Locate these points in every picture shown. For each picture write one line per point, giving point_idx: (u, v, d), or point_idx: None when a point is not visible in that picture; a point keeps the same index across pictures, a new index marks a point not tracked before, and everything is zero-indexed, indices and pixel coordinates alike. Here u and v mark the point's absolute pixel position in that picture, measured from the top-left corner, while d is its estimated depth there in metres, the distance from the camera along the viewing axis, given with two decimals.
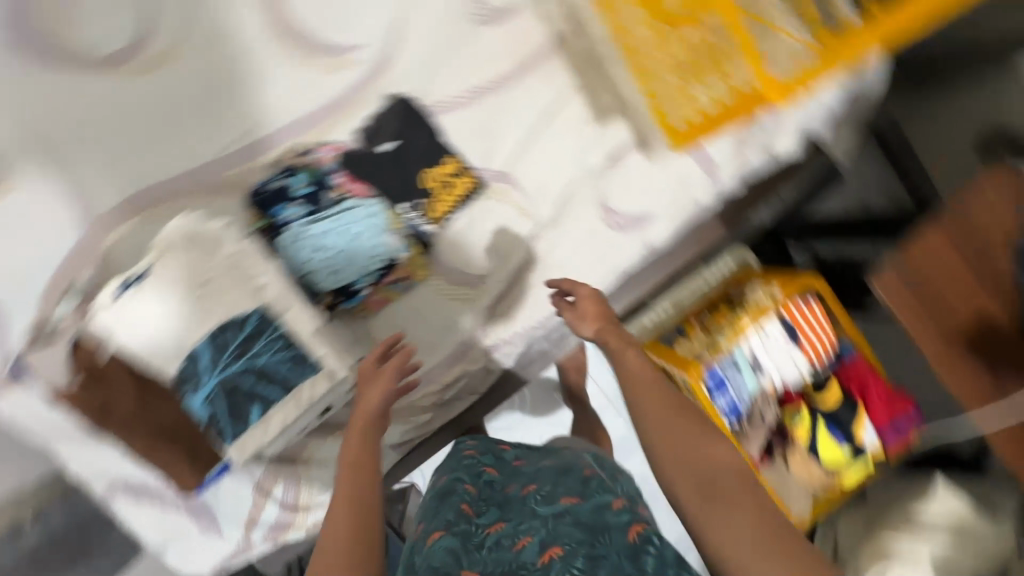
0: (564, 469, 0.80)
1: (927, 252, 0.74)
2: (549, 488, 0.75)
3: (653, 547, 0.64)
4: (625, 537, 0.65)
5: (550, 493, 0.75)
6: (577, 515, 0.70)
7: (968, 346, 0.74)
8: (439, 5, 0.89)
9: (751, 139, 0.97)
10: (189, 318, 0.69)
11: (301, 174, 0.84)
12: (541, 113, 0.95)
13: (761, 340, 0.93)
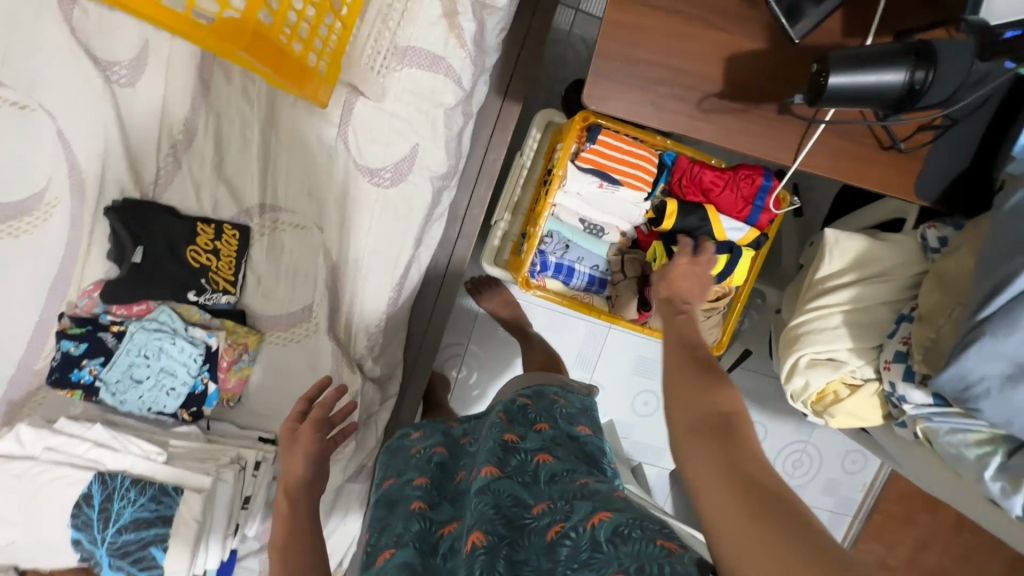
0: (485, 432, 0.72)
1: (630, 37, 0.60)
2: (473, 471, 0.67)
3: (569, 542, 0.54)
4: (542, 539, 0.56)
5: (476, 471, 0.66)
6: (497, 490, 0.61)
7: (741, 98, 0.62)
8: (79, 96, 0.82)
9: (456, 9, 0.84)
10: (49, 517, 0.74)
11: (66, 337, 0.83)
12: (249, 126, 0.87)
13: (582, 203, 0.84)
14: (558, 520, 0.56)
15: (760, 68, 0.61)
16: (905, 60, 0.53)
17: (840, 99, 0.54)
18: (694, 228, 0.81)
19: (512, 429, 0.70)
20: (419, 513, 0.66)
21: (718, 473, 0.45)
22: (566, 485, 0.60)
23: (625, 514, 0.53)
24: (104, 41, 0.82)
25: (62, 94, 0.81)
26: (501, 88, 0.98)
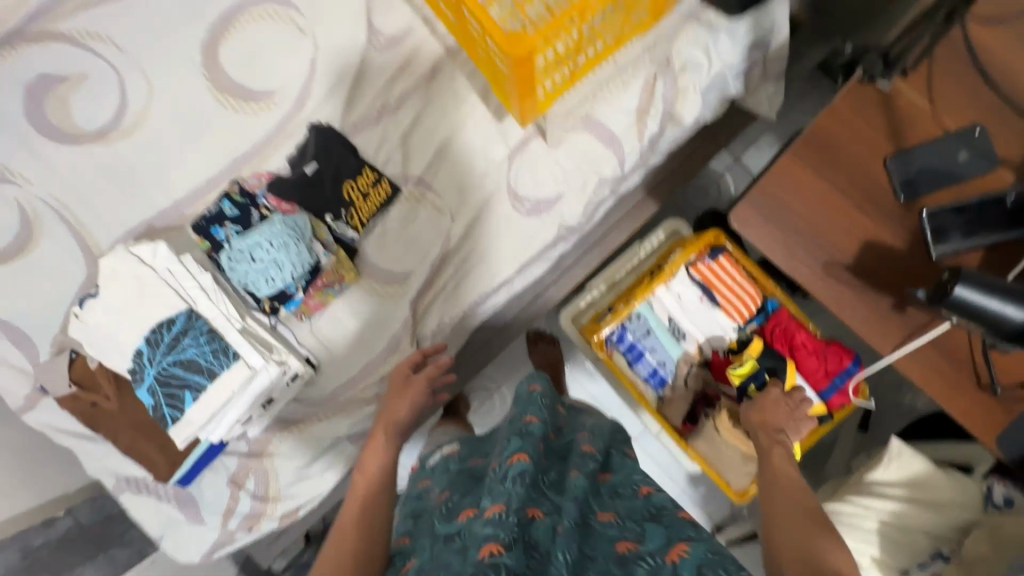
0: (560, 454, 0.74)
1: (792, 179, 0.69)
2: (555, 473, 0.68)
3: (646, 563, 0.56)
4: (612, 547, 0.58)
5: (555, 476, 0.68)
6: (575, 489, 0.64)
7: (862, 278, 0.68)
8: (344, 42, 1.03)
9: (649, 109, 0.99)
10: (138, 322, 0.85)
11: (229, 199, 0.99)
12: (446, 116, 1.03)
13: (677, 305, 0.90)
14: (629, 538, 0.59)
15: (891, 264, 0.68)
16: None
17: (955, 306, 0.60)
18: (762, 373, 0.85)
19: (590, 441, 0.75)
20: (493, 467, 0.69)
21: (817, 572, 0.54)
22: (629, 502, 0.65)
23: (705, 549, 0.56)
24: (383, 14, 1.03)
25: (334, 37, 1.03)
26: (650, 185, 1.10)
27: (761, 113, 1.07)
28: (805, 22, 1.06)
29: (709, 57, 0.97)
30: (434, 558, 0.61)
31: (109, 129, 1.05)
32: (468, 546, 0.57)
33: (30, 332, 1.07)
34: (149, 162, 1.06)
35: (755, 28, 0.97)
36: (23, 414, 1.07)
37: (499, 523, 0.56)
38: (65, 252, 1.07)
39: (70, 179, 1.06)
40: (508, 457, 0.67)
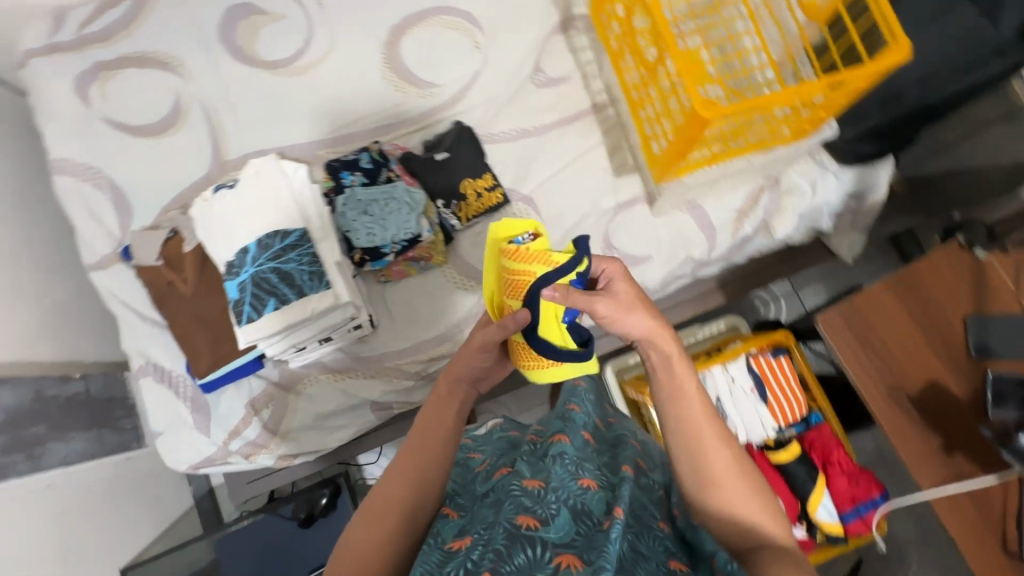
0: (617, 442, 0.79)
1: (878, 305, 0.77)
2: (610, 458, 0.75)
3: None
4: (666, 560, 0.62)
5: (611, 461, 0.74)
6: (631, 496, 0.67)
7: (920, 412, 0.74)
8: (509, 68, 1.17)
9: (749, 213, 1.09)
10: (255, 222, 0.91)
11: (369, 153, 1.07)
12: (571, 157, 1.14)
13: (733, 389, 0.94)
14: (680, 557, 0.64)
15: (947, 408, 0.74)
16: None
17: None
18: (790, 477, 0.88)
19: (637, 442, 0.80)
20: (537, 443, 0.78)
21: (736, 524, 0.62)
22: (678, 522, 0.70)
23: None
24: (550, 60, 1.18)
25: (503, 63, 1.18)
26: (724, 281, 1.19)
27: (839, 254, 1.18)
28: (898, 194, 1.19)
29: (815, 189, 1.08)
30: (475, 512, 0.69)
31: (283, 65, 1.18)
32: (506, 503, 0.65)
33: (134, 203, 1.14)
34: (305, 103, 1.18)
35: (858, 181, 1.09)
36: (93, 272, 1.11)
37: (537, 500, 0.64)
38: (197, 149, 1.17)
39: (232, 92, 1.18)
40: (552, 437, 0.76)
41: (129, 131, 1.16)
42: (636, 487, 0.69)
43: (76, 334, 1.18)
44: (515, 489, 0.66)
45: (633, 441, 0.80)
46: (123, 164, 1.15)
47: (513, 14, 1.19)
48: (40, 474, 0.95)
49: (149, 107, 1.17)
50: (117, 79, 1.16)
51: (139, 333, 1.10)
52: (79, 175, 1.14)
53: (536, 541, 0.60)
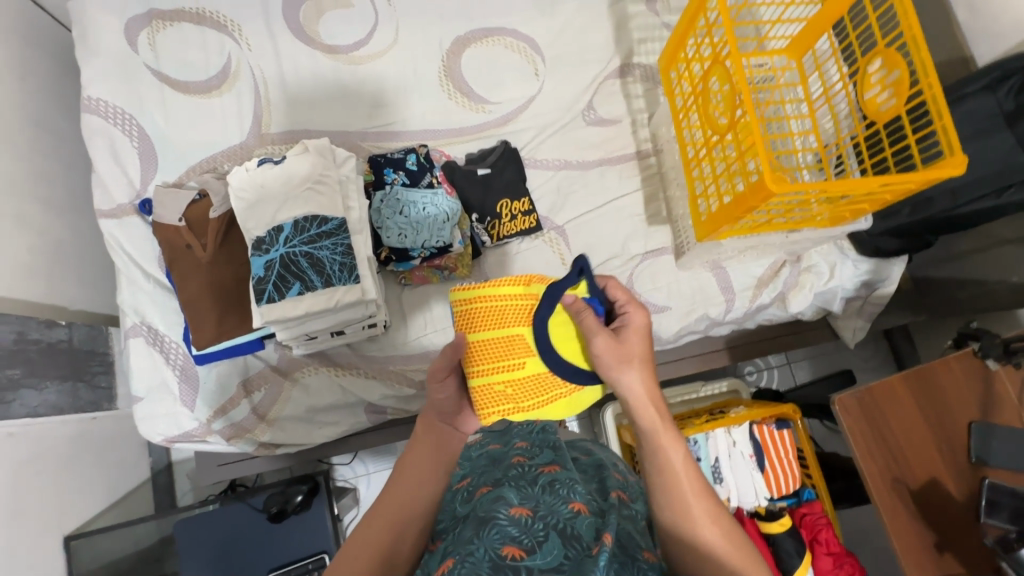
0: (602, 472, 0.73)
1: (893, 397, 0.79)
2: (594, 483, 0.68)
3: None
4: None
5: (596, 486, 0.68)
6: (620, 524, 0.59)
7: (917, 506, 0.76)
8: (563, 100, 1.20)
9: (768, 283, 1.13)
10: (293, 200, 0.88)
11: (416, 155, 1.07)
12: (608, 197, 1.16)
13: (733, 451, 0.96)
14: None
15: (942, 507, 0.76)
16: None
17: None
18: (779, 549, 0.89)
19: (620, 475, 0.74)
20: (520, 462, 0.70)
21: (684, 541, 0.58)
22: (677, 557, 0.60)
23: None
24: (603, 100, 1.21)
25: (558, 94, 1.20)
26: (731, 343, 1.21)
27: (842, 337, 1.22)
28: (904, 290, 1.24)
29: (832, 272, 1.13)
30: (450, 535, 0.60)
31: (342, 52, 1.18)
32: (489, 527, 0.55)
33: (160, 156, 1.11)
34: (356, 93, 1.18)
35: (873, 271, 1.14)
36: (103, 218, 1.06)
37: (525, 529, 0.55)
38: (238, 115, 1.15)
39: (286, 67, 1.17)
40: (538, 464, 0.70)
41: (172, 84, 1.13)
42: (621, 518, 0.61)
43: (65, 279, 1.11)
44: (500, 517, 0.56)
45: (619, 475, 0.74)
46: (158, 115, 1.12)
47: (575, 50, 1.22)
48: (7, 420, 0.89)
49: (197, 65, 1.14)
50: (170, 31, 1.14)
51: (139, 289, 1.05)
52: (109, 116, 1.09)
53: (521, 571, 0.50)
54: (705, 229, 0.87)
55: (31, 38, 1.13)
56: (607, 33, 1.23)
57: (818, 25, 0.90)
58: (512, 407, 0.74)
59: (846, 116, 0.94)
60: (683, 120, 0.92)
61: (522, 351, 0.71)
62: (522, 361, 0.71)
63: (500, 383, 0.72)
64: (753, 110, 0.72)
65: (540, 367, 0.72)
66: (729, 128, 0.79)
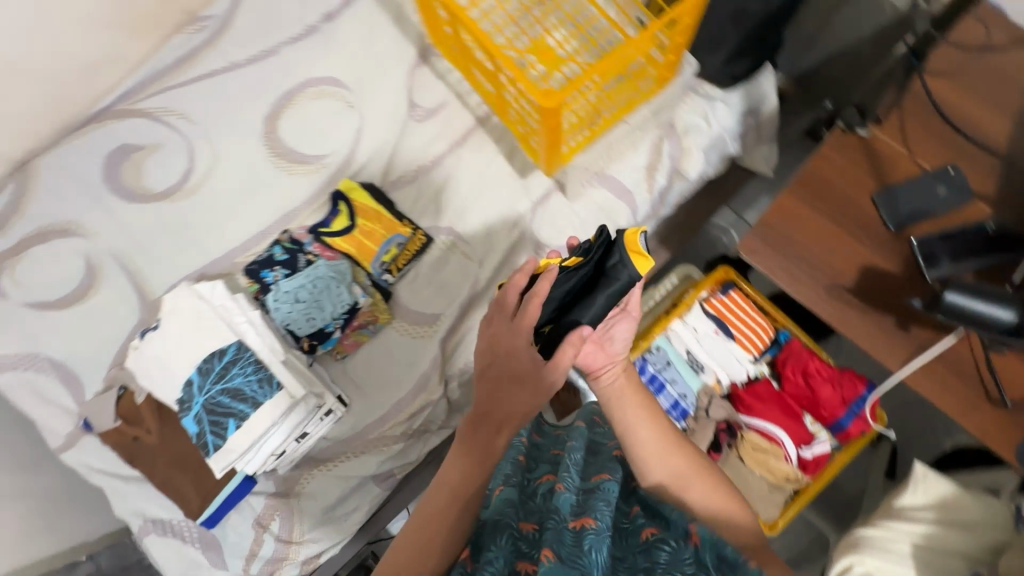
0: (593, 445, 0.83)
1: (789, 215, 0.77)
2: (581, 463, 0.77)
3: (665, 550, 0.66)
4: (640, 539, 0.69)
5: (584, 467, 0.77)
6: (607, 492, 0.71)
7: (864, 300, 0.74)
8: (387, 113, 1.19)
9: (657, 166, 1.10)
10: (191, 353, 0.94)
11: (280, 245, 1.09)
12: (475, 175, 1.15)
13: (698, 337, 0.96)
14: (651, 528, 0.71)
15: (887, 286, 0.74)
16: (1011, 302, 0.64)
17: (954, 313, 0.65)
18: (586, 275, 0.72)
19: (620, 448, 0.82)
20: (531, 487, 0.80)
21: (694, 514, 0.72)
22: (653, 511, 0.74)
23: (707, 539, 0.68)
24: (422, 93, 1.20)
25: (379, 111, 1.19)
26: (660, 236, 1.20)
27: (756, 169, 1.19)
28: (791, 95, 1.22)
29: (709, 122, 1.09)
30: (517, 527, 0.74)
31: (173, 190, 1.18)
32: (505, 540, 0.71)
33: (80, 373, 1.14)
34: (209, 216, 1.18)
35: (744, 97, 1.11)
36: (63, 452, 1.10)
37: (532, 542, 0.71)
38: (121, 297, 1.16)
39: (136, 230, 1.17)
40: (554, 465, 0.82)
41: (51, 306, 1.15)
42: (608, 492, 0.71)
43: (69, 518, 1.15)
44: (513, 529, 0.72)
45: (608, 440, 0.84)
46: (58, 340, 1.14)
47: (372, 62, 1.21)
48: None
49: (61, 277, 1.16)
50: (24, 261, 1.15)
51: (125, 494, 1.08)
52: (18, 364, 1.13)
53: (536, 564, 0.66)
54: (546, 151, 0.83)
55: None
56: (391, 29, 1.21)
57: None
58: (368, 223, 1.12)
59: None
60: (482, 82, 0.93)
61: (371, 244, 1.12)
62: (372, 243, 1.12)
63: (363, 224, 1.12)
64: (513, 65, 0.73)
65: (369, 246, 1.12)
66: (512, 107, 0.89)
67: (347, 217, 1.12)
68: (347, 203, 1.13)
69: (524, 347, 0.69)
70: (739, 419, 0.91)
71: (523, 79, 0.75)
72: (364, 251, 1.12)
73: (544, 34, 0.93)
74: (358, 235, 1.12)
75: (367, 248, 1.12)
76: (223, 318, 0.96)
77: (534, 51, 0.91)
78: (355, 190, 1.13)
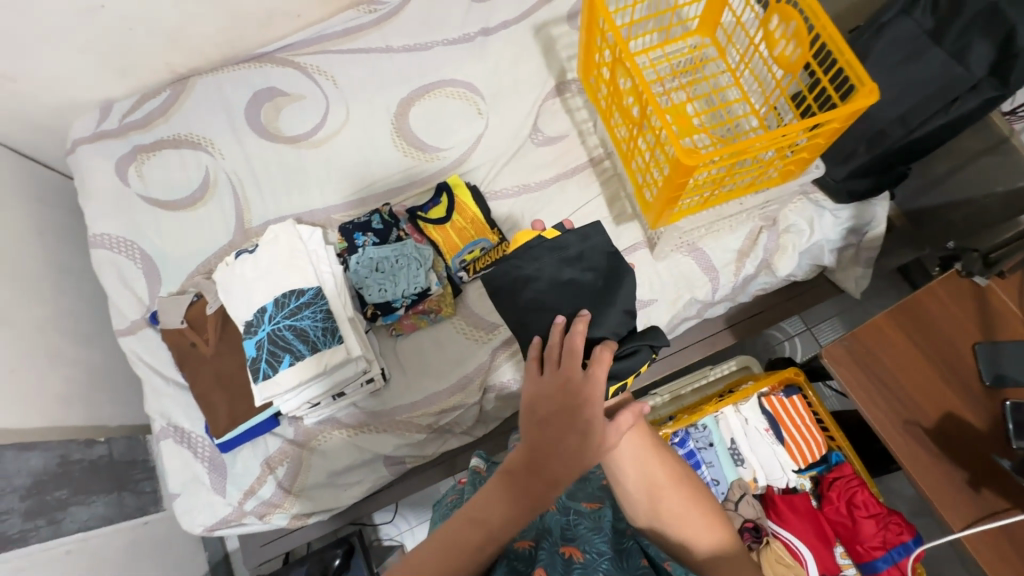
0: (582, 476, 0.85)
1: (881, 336, 0.77)
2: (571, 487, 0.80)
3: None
4: (639, 562, 0.68)
5: (573, 495, 0.79)
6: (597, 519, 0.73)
7: (937, 445, 0.72)
8: (509, 129, 1.26)
9: (749, 253, 1.11)
10: (274, 284, 1.00)
11: (380, 215, 1.15)
12: (572, 208, 1.19)
13: (747, 429, 0.93)
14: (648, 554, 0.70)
15: (966, 439, 0.71)
16: None
17: None
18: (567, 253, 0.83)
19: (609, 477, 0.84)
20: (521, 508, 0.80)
21: (694, 555, 0.62)
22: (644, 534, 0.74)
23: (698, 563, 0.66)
24: (547, 121, 1.27)
25: (503, 125, 1.26)
26: (731, 321, 1.19)
27: (845, 287, 1.18)
28: (899, 228, 1.21)
29: (812, 228, 1.10)
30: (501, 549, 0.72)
31: (301, 139, 1.27)
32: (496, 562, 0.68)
33: (162, 271, 1.22)
34: (323, 171, 1.26)
35: (855, 216, 1.10)
36: (122, 336, 1.17)
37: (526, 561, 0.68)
38: (222, 216, 1.25)
39: (256, 163, 1.27)
40: None
41: (161, 205, 1.25)
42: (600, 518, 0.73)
43: (102, 399, 1.21)
44: (506, 551, 0.70)
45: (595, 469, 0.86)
46: (155, 236, 1.23)
47: (511, 81, 1.29)
48: (62, 538, 0.97)
49: (180, 183, 1.26)
50: (154, 159, 1.26)
51: (160, 393, 1.13)
52: (115, 246, 1.22)
53: None
54: (657, 203, 0.87)
55: (44, 198, 1.28)
56: (538, 58, 1.30)
57: (712, 18, 0.98)
58: (462, 221, 1.16)
59: (754, 85, 0.97)
60: (616, 124, 0.98)
61: (459, 239, 1.16)
62: (460, 239, 1.16)
63: (457, 219, 1.17)
64: (660, 113, 0.77)
65: (456, 241, 1.16)
66: (636, 154, 0.93)
67: (445, 209, 1.18)
68: (449, 196, 1.18)
69: (600, 399, 0.64)
70: (767, 525, 0.87)
71: (666, 135, 0.79)
72: (449, 243, 1.15)
73: (685, 101, 0.98)
74: (450, 227, 1.16)
75: (454, 242, 1.16)
76: (308, 262, 1.03)
77: (672, 112, 0.96)
78: (459, 187, 1.19)
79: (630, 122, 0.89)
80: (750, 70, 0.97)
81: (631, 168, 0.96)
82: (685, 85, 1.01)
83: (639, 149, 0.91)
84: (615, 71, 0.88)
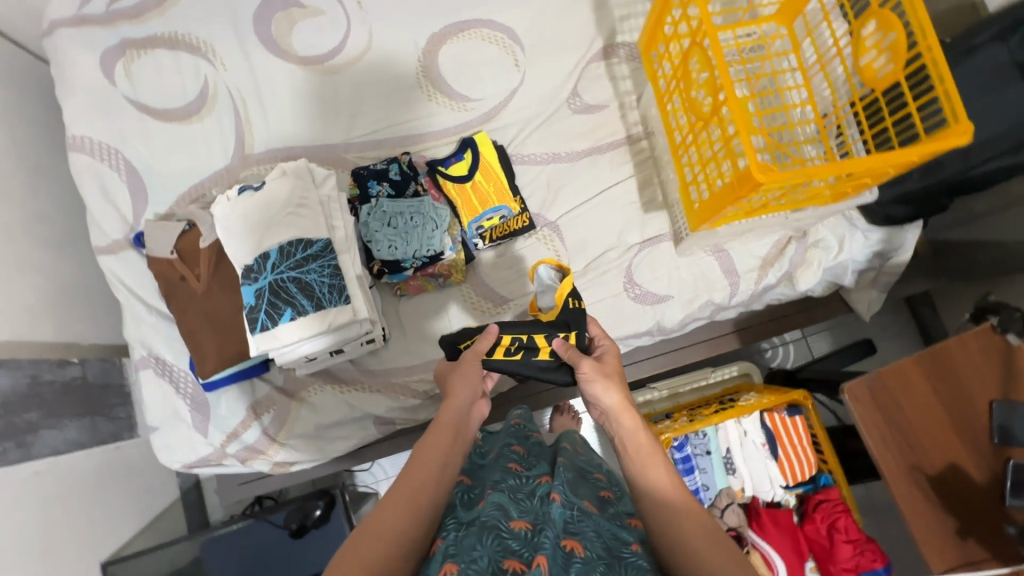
0: (582, 478, 0.85)
1: (903, 379, 0.78)
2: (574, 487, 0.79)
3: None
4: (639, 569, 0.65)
5: (574, 494, 0.77)
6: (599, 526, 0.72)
7: (934, 492, 0.74)
8: (546, 89, 1.16)
9: (774, 262, 1.08)
10: (276, 228, 0.93)
11: (398, 164, 1.06)
12: (600, 187, 1.13)
13: (744, 442, 0.95)
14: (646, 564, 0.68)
15: (962, 490, 0.73)
16: None
17: None
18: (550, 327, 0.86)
19: (606, 489, 0.85)
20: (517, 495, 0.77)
21: None
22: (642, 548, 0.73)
23: None
24: (588, 87, 1.17)
25: (540, 83, 1.16)
26: (739, 325, 1.18)
27: (856, 308, 1.17)
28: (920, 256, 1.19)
29: (841, 246, 1.07)
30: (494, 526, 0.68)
31: (315, 62, 1.14)
32: (490, 535, 0.65)
33: (149, 188, 1.11)
34: (336, 103, 1.15)
35: (885, 239, 1.07)
36: (102, 254, 1.08)
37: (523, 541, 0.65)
38: (220, 137, 1.13)
39: (262, 82, 1.14)
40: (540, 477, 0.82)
41: (152, 114, 1.12)
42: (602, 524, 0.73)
43: (75, 315, 1.14)
44: (502, 528, 0.66)
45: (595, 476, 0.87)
46: (143, 148, 1.12)
47: (555, 33, 1.17)
48: (31, 461, 0.92)
49: (175, 92, 1.13)
50: (145, 59, 1.12)
51: (142, 321, 1.06)
52: (96, 152, 1.10)
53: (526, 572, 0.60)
54: (705, 208, 0.82)
55: (17, 83, 1.13)
56: (588, 12, 1.18)
57: (794, 9, 0.90)
58: (484, 184, 1.08)
59: (824, 92, 0.90)
60: (671, 110, 0.91)
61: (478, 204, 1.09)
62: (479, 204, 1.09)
63: (479, 181, 1.08)
64: (734, 107, 0.71)
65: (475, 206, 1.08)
66: (689, 146, 0.88)
67: (467, 167, 1.09)
68: (472, 155, 1.09)
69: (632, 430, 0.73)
70: (748, 534, 0.90)
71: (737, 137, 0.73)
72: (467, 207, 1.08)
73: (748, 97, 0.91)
74: (470, 189, 1.08)
75: (472, 206, 1.09)
76: (317, 208, 0.95)
77: None
78: (485, 145, 1.10)
79: (692, 111, 0.83)
80: (822, 75, 0.90)
81: (681, 161, 0.90)
82: (751, 79, 0.93)
83: (695, 141, 0.86)
84: (686, 53, 0.82)
